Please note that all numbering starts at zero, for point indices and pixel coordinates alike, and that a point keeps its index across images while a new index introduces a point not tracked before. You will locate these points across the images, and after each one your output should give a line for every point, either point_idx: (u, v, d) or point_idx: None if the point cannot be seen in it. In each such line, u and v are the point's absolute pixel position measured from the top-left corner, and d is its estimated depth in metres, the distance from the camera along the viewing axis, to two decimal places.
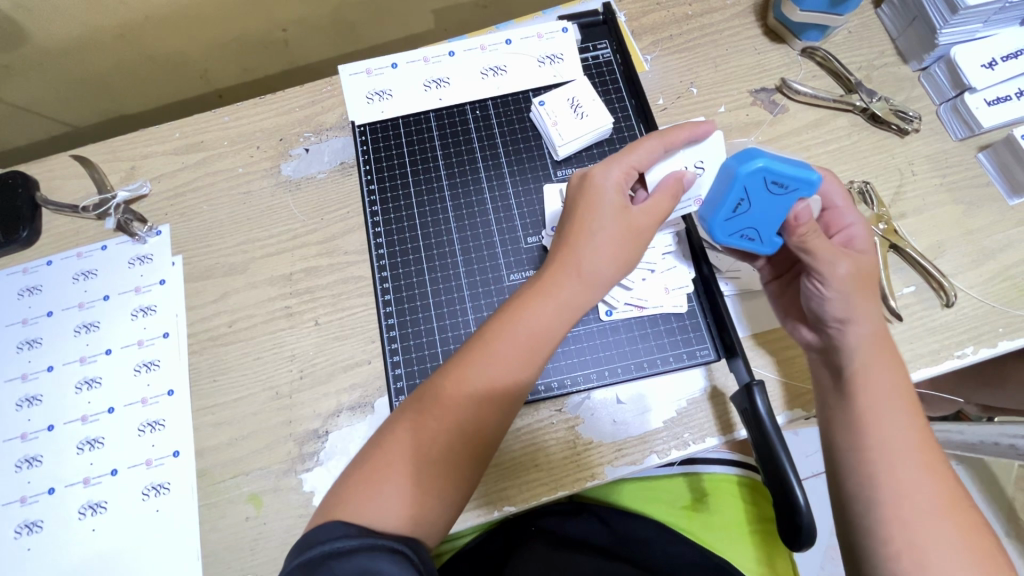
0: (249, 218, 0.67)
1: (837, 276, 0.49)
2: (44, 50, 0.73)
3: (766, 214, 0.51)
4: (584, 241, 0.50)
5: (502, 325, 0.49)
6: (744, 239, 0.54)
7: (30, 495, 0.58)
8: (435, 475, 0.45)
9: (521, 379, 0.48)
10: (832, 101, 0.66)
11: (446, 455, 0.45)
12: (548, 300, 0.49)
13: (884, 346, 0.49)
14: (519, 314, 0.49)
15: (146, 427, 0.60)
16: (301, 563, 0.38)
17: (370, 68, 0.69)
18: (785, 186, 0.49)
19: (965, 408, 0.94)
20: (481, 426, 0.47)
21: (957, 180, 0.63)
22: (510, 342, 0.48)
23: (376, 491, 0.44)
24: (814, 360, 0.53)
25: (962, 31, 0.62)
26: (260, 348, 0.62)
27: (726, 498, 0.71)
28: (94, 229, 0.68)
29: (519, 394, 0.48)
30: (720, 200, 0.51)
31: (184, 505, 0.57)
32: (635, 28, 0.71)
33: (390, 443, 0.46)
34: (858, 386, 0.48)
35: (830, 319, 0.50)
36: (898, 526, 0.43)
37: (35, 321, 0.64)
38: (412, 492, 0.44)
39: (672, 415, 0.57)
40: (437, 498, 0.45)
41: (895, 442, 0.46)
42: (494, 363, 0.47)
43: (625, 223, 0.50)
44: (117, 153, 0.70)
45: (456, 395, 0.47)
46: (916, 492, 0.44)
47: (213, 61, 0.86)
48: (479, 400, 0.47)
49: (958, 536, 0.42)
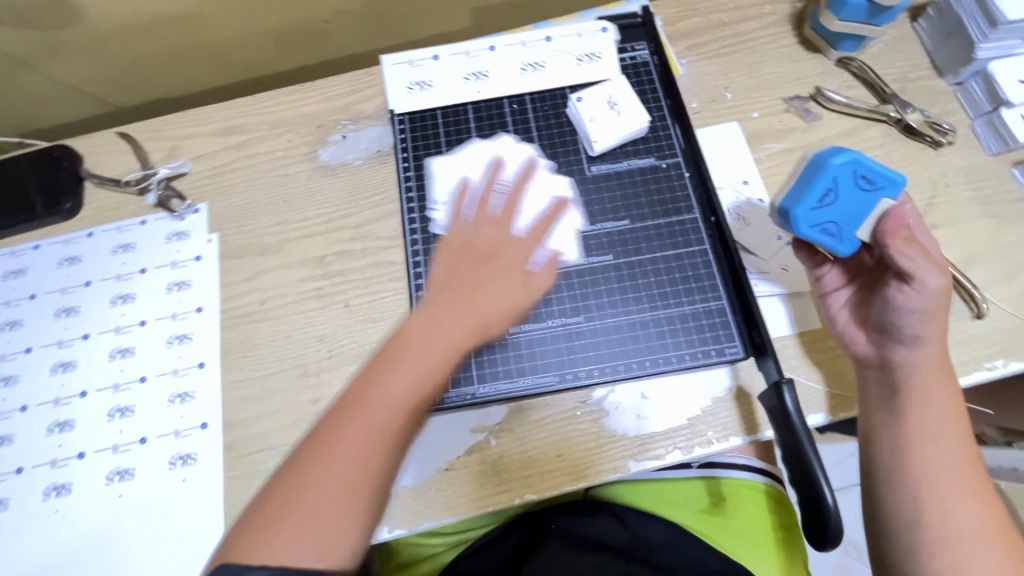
0: (285, 200, 0.68)
1: (929, 289, 0.48)
2: (95, 27, 0.75)
3: (853, 210, 0.51)
4: (480, 278, 0.51)
5: (388, 360, 0.48)
6: (825, 234, 0.52)
7: (60, 459, 0.59)
8: (328, 512, 0.44)
9: (411, 412, 0.47)
10: (866, 110, 0.67)
11: (340, 490, 0.44)
12: (436, 336, 0.49)
13: (944, 368, 0.50)
14: (403, 350, 0.48)
15: (175, 398, 0.61)
16: None
17: (412, 59, 0.70)
18: (872, 182, 0.51)
19: (983, 431, 0.93)
20: (372, 460, 0.45)
21: (991, 194, 0.63)
22: (395, 375, 0.47)
23: (272, 528, 0.43)
24: (867, 376, 0.53)
25: (999, 47, 0.63)
26: (291, 328, 0.63)
27: (745, 505, 0.70)
28: (134, 204, 0.69)
29: (416, 416, 0.47)
30: (808, 189, 0.51)
31: (209, 477, 0.58)
32: (670, 33, 0.72)
33: (288, 484, 0.45)
34: (916, 405, 0.49)
35: (907, 333, 0.50)
36: (945, 547, 0.46)
37: (72, 291, 0.66)
38: (311, 523, 0.43)
39: (697, 412, 0.57)
40: (337, 536, 0.44)
41: (945, 465, 0.48)
42: (385, 389, 0.47)
43: (516, 265, 0.52)
44: (160, 133, 0.72)
45: (352, 426, 0.46)
46: (961, 515, 0.47)
47: (254, 51, 0.88)
48: (374, 431, 0.46)
49: (998, 553, 0.46)
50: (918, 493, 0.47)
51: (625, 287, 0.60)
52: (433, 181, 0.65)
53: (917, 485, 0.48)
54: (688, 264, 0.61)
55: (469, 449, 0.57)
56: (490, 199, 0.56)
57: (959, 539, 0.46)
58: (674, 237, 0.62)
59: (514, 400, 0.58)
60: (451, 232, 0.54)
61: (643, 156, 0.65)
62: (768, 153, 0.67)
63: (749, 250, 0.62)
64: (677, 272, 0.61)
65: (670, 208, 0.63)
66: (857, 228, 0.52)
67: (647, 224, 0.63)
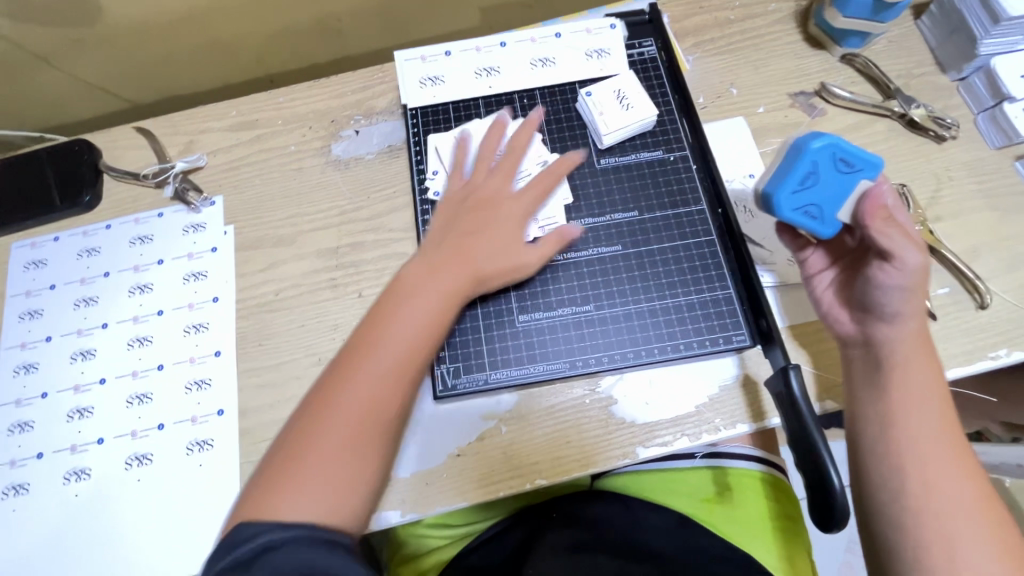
0: (299, 193, 0.69)
1: (907, 266, 0.49)
2: (114, 24, 0.77)
3: (831, 192, 0.53)
4: (477, 235, 0.58)
5: (393, 303, 0.54)
6: (806, 216, 0.54)
7: (80, 444, 0.60)
8: (343, 453, 0.47)
9: (414, 352, 0.52)
10: (871, 106, 0.68)
11: (353, 432, 0.48)
12: (439, 285, 0.55)
13: (927, 345, 0.51)
14: (407, 296, 0.54)
15: (192, 386, 0.62)
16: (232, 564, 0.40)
17: (425, 55, 0.72)
18: (850, 164, 0.52)
19: (988, 427, 0.94)
20: (379, 400, 0.49)
21: (994, 187, 0.64)
22: (400, 318, 0.53)
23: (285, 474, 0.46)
24: (851, 354, 0.53)
25: (1003, 42, 0.64)
26: (305, 317, 0.64)
27: (748, 494, 0.70)
28: (151, 197, 0.71)
29: (419, 363, 0.52)
30: (788, 173, 0.53)
31: (225, 462, 0.59)
32: (677, 30, 0.74)
33: (306, 430, 0.48)
34: (899, 380, 0.50)
35: (887, 311, 0.51)
36: (929, 519, 0.46)
37: (91, 281, 0.67)
38: (325, 471, 0.47)
39: (705, 399, 0.58)
40: (355, 481, 0.47)
41: (929, 438, 0.48)
42: (388, 336, 0.52)
43: (513, 221, 0.59)
44: (177, 128, 0.74)
45: (361, 367, 0.50)
46: (947, 487, 0.47)
47: (267, 49, 0.89)
48: (381, 372, 0.50)
49: (984, 527, 0.46)
50: (903, 466, 0.48)
51: (634, 277, 0.62)
52: (429, 155, 0.68)
53: (902, 458, 0.48)
54: (695, 254, 0.62)
55: (480, 435, 0.58)
56: (487, 165, 0.63)
57: (944, 511, 0.46)
58: (682, 228, 0.63)
59: (524, 387, 0.59)
60: (451, 193, 0.62)
61: (650, 149, 0.67)
62: (774, 148, 0.68)
63: (756, 241, 0.63)
64: (685, 262, 0.62)
65: (678, 200, 0.64)
66: (837, 210, 0.53)
67: (656, 215, 0.64)
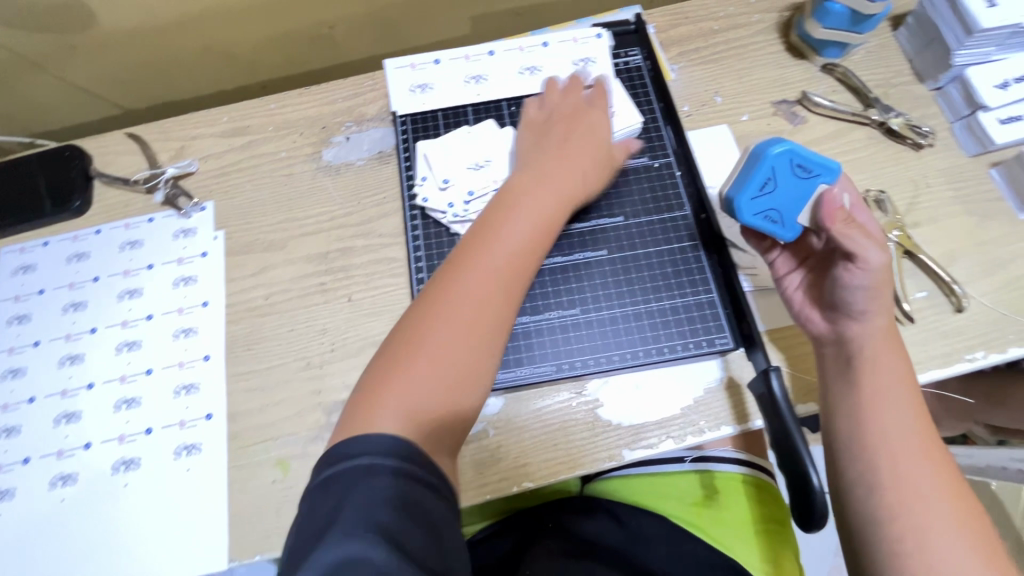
0: (290, 199, 0.70)
1: (872, 265, 0.50)
2: (107, 30, 0.78)
3: (791, 196, 0.54)
4: (558, 160, 0.61)
5: (491, 222, 0.56)
6: (768, 221, 0.56)
7: (66, 449, 0.60)
8: (454, 356, 0.49)
9: (516, 263, 0.54)
10: (850, 114, 0.70)
11: (463, 337, 0.50)
12: (531, 203, 0.57)
13: (893, 340, 0.52)
14: (503, 216, 0.56)
15: (180, 390, 0.62)
16: (332, 476, 0.41)
17: (414, 63, 0.73)
18: (807, 170, 0.54)
19: (972, 429, 0.95)
20: (483, 308, 0.52)
21: (971, 193, 0.66)
22: (501, 232, 0.55)
23: (396, 384, 0.48)
24: (823, 353, 0.55)
25: (976, 53, 0.65)
26: (295, 321, 0.64)
27: (734, 497, 0.71)
28: (142, 202, 0.71)
29: (521, 274, 0.54)
30: (749, 179, 0.54)
31: (213, 466, 0.59)
32: (663, 40, 0.75)
33: (413, 336, 0.50)
34: (868, 376, 0.51)
35: (855, 308, 0.52)
36: (903, 513, 0.47)
37: (81, 286, 0.68)
38: (437, 380, 0.48)
39: (689, 402, 0.59)
40: (463, 382, 0.50)
41: (898, 432, 0.49)
42: (487, 261, 0.53)
43: (592, 145, 0.63)
44: (168, 134, 0.74)
45: (464, 279, 0.52)
46: (917, 478, 0.47)
47: (261, 55, 0.90)
48: (485, 280, 0.52)
49: (956, 518, 0.46)
50: (874, 458, 0.49)
51: (620, 280, 0.63)
52: (418, 162, 0.68)
53: (874, 450, 0.49)
54: (679, 259, 0.63)
55: (470, 438, 0.58)
56: (557, 100, 0.66)
57: (917, 503, 0.47)
58: (666, 233, 0.64)
59: (511, 390, 0.60)
60: (528, 127, 0.65)
61: (635, 156, 0.68)
62: None
63: (739, 246, 0.64)
64: (669, 266, 0.63)
65: (662, 206, 0.66)
66: (797, 214, 0.55)
67: (641, 220, 0.65)
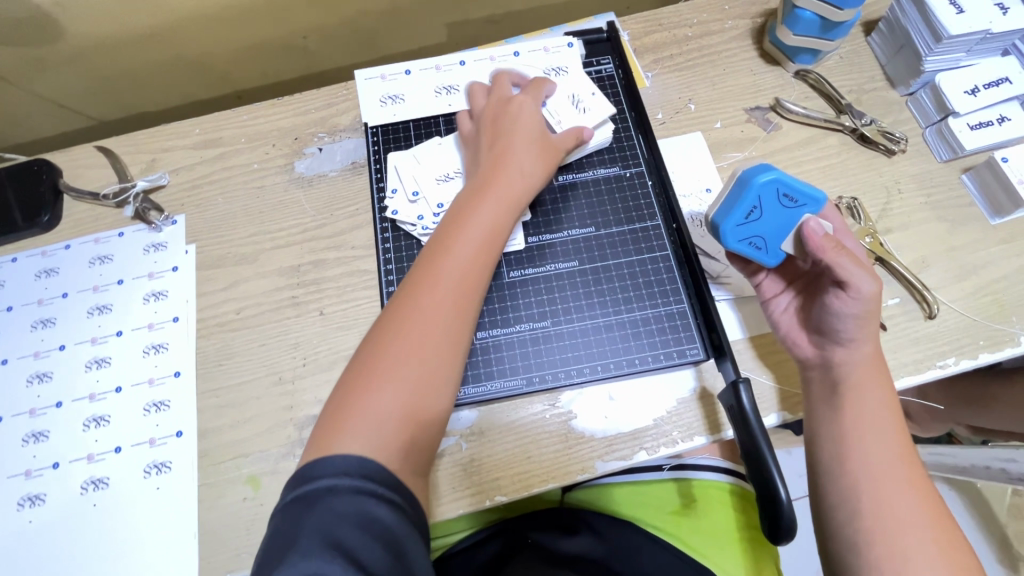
0: (261, 211, 0.69)
1: (861, 295, 0.50)
2: (76, 43, 0.77)
3: (775, 223, 0.54)
4: (511, 160, 0.59)
5: (448, 232, 0.55)
6: (752, 247, 0.56)
7: (34, 469, 0.60)
8: (415, 373, 0.48)
9: (474, 271, 0.53)
10: (822, 121, 0.70)
11: (421, 353, 0.49)
12: (488, 206, 0.56)
13: (878, 366, 0.52)
14: (458, 224, 0.55)
15: (150, 407, 0.61)
16: (295, 498, 0.41)
17: (384, 74, 0.73)
18: (795, 200, 0.53)
19: (954, 430, 0.96)
20: (442, 320, 0.50)
21: (942, 199, 0.66)
22: (455, 242, 0.54)
23: (361, 404, 0.46)
24: (809, 376, 0.55)
25: (946, 59, 0.66)
26: (266, 336, 0.64)
27: (714, 506, 0.71)
28: (112, 216, 0.71)
29: (478, 278, 0.53)
30: (735, 206, 0.54)
31: (182, 486, 0.58)
32: (637, 47, 0.75)
33: (372, 360, 0.48)
34: (854, 403, 0.51)
35: (843, 335, 0.52)
36: (883, 539, 0.46)
37: (50, 302, 0.67)
38: (403, 393, 0.47)
39: (663, 413, 0.58)
40: (429, 396, 0.48)
41: (881, 458, 0.49)
42: (446, 269, 0.52)
43: (545, 141, 0.62)
44: (139, 146, 0.74)
45: (419, 296, 0.51)
46: (899, 505, 0.47)
47: (234, 64, 0.90)
48: (441, 292, 0.51)
49: (936, 547, 0.46)
50: (855, 484, 0.49)
51: (591, 292, 0.62)
52: (389, 173, 0.68)
53: (856, 475, 0.49)
54: (650, 270, 0.63)
55: (441, 452, 0.58)
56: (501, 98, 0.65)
57: (897, 529, 0.46)
58: (638, 243, 0.64)
59: (484, 404, 0.59)
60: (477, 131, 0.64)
61: (607, 166, 0.68)
62: (730, 162, 0.69)
63: (710, 256, 0.64)
64: (641, 277, 0.63)
65: (633, 216, 0.65)
66: (781, 241, 0.55)
67: (612, 231, 0.65)
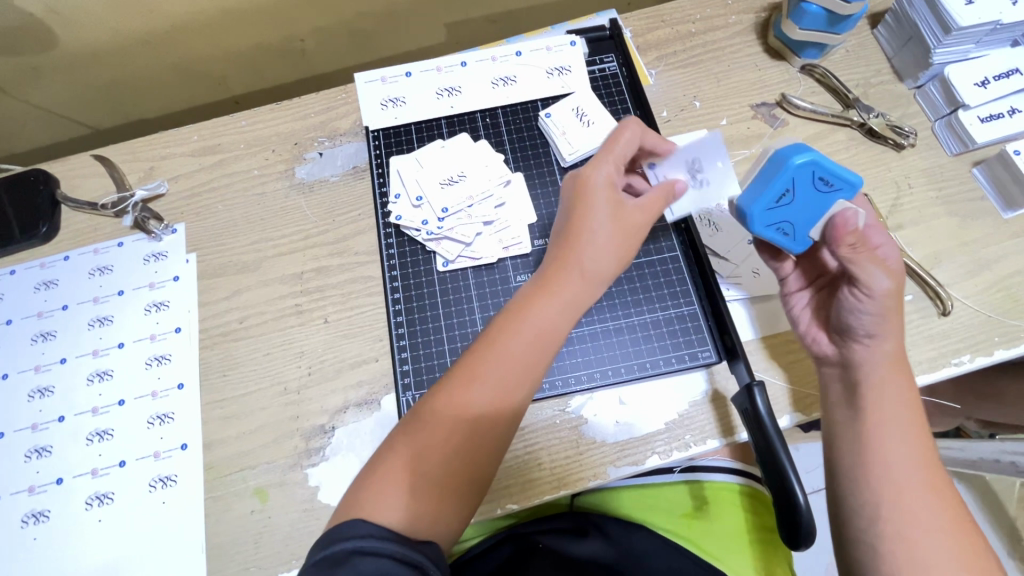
0: (262, 219, 0.68)
1: (879, 291, 0.49)
2: (71, 51, 0.76)
3: (806, 209, 0.52)
4: (586, 236, 0.50)
5: (509, 322, 0.49)
6: (780, 233, 0.53)
7: (38, 485, 0.59)
8: (439, 488, 0.44)
9: (524, 384, 0.48)
10: (831, 115, 0.68)
11: (448, 465, 0.45)
12: (552, 300, 0.49)
13: (901, 365, 0.50)
14: (523, 315, 0.49)
15: (154, 420, 0.61)
16: (322, 558, 0.39)
17: (384, 77, 0.72)
18: (830, 183, 0.50)
19: (964, 424, 0.95)
20: (486, 434, 0.46)
21: (953, 193, 0.65)
22: (513, 341, 0.48)
23: (387, 492, 0.44)
24: (827, 373, 0.54)
25: (955, 51, 0.65)
26: (270, 345, 0.63)
27: (726, 508, 0.70)
28: (111, 226, 0.70)
29: (525, 390, 0.48)
30: (767, 188, 0.51)
31: (189, 499, 0.57)
32: (640, 44, 0.74)
33: (401, 450, 0.45)
34: (876, 402, 0.49)
35: (860, 332, 0.51)
36: (901, 544, 0.44)
37: (49, 315, 0.66)
38: (414, 504, 0.43)
39: (674, 416, 0.58)
40: (445, 513, 0.44)
41: (902, 460, 0.47)
42: (497, 371, 0.47)
43: (631, 211, 0.51)
44: (136, 155, 0.73)
45: (466, 399, 0.46)
46: (920, 513, 0.45)
47: (231, 68, 0.89)
48: (488, 399, 0.47)
49: (958, 554, 0.44)
50: (874, 488, 0.46)
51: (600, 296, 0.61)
52: (392, 178, 0.67)
53: (876, 478, 0.46)
54: (659, 271, 0.62)
55: None
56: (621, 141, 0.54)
57: (915, 533, 0.44)
58: (647, 245, 0.63)
59: None
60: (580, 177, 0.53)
61: None
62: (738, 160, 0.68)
63: (720, 255, 0.63)
64: (650, 279, 0.62)
65: None
66: (810, 228, 0.53)
67: None
